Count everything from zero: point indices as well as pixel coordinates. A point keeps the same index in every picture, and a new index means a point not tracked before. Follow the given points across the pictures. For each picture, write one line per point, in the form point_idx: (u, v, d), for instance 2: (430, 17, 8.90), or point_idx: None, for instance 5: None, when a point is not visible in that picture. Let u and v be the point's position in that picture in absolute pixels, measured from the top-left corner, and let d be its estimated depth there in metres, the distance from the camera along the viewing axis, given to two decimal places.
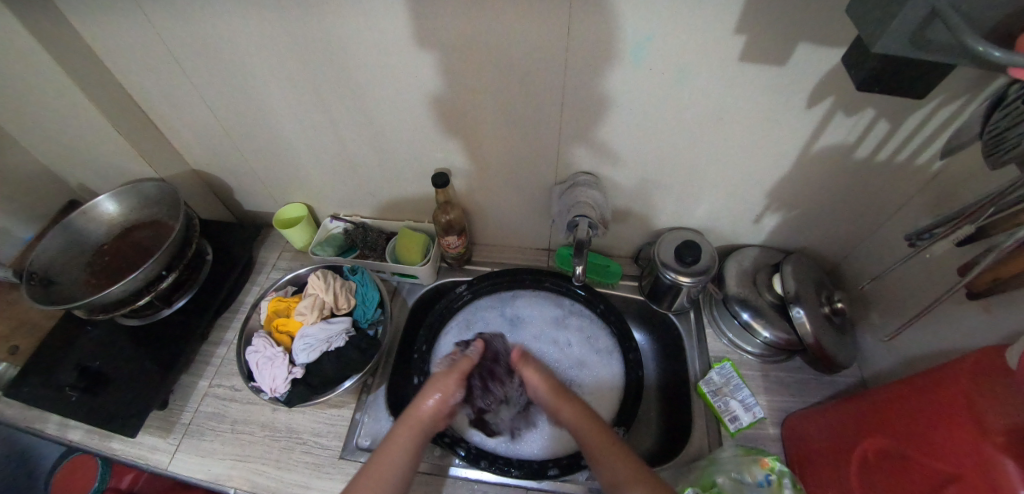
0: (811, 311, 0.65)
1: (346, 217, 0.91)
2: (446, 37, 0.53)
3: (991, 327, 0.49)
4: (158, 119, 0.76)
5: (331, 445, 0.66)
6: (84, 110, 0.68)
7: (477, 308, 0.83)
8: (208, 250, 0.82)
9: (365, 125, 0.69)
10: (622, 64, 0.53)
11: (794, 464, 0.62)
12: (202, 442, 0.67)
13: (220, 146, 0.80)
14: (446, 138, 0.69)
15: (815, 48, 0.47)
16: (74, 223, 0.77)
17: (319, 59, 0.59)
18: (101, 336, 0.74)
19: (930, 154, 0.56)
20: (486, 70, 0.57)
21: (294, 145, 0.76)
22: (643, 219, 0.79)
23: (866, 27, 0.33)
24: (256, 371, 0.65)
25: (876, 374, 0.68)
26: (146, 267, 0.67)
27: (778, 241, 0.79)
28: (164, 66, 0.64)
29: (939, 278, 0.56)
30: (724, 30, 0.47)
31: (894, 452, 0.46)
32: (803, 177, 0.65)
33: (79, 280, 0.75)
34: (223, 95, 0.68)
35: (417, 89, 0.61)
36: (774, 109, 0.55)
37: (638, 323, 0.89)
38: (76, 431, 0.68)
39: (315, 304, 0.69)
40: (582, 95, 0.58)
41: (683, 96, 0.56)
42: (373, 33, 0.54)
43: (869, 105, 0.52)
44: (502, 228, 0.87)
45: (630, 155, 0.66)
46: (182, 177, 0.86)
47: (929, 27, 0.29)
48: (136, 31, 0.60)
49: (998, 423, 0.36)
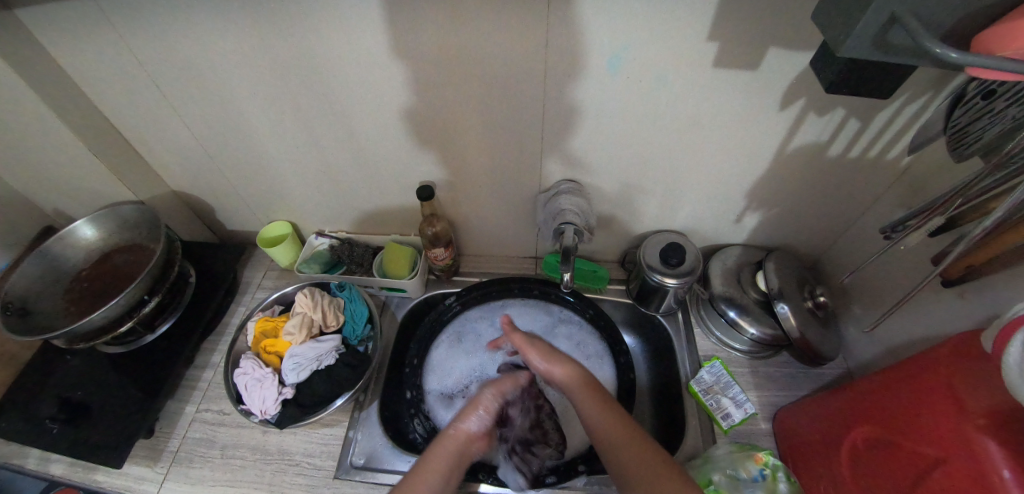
0: (794, 306, 0.66)
1: (331, 232, 0.90)
2: (425, 52, 0.54)
3: (967, 313, 0.51)
4: (137, 142, 0.75)
5: (325, 466, 0.65)
6: (60, 135, 0.67)
7: (467, 319, 0.83)
8: (191, 272, 0.81)
9: (347, 140, 0.69)
10: (600, 72, 0.54)
11: (786, 458, 0.63)
12: (191, 470, 0.66)
13: (201, 167, 0.79)
14: (430, 151, 0.69)
15: (784, 52, 0.49)
16: (50, 250, 0.75)
17: (299, 76, 0.59)
18: (83, 365, 0.72)
19: (898, 150, 0.58)
20: (467, 81, 0.57)
21: (275, 162, 0.75)
22: (628, 223, 0.80)
23: (832, 30, 0.34)
24: (244, 394, 0.64)
25: (861, 365, 0.69)
26: (128, 293, 0.65)
27: (759, 239, 0.80)
28: (142, 87, 0.64)
29: (915, 268, 0.58)
30: (697, 36, 0.48)
31: (881, 440, 0.47)
32: (781, 176, 0.66)
33: (58, 308, 0.73)
34: (202, 115, 0.68)
35: (398, 102, 0.61)
36: (749, 112, 0.57)
37: (628, 326, 0.89)
38: (59, 465, 0.66)
39: (304, 323, 0.68)
40: (563, 104, 0.59)
41: (661, 100, 0.57)
42: (353, 48, 0.54)
43: (838, 105, 0.54)
44: (488, 238, 0.87)
45: (613, 161, 0.67)
46: (163, 199, 0.84)
47: (890, 31, 0.31)
48: (111, 55, 0.59)
49: (978, 405, 0.38)
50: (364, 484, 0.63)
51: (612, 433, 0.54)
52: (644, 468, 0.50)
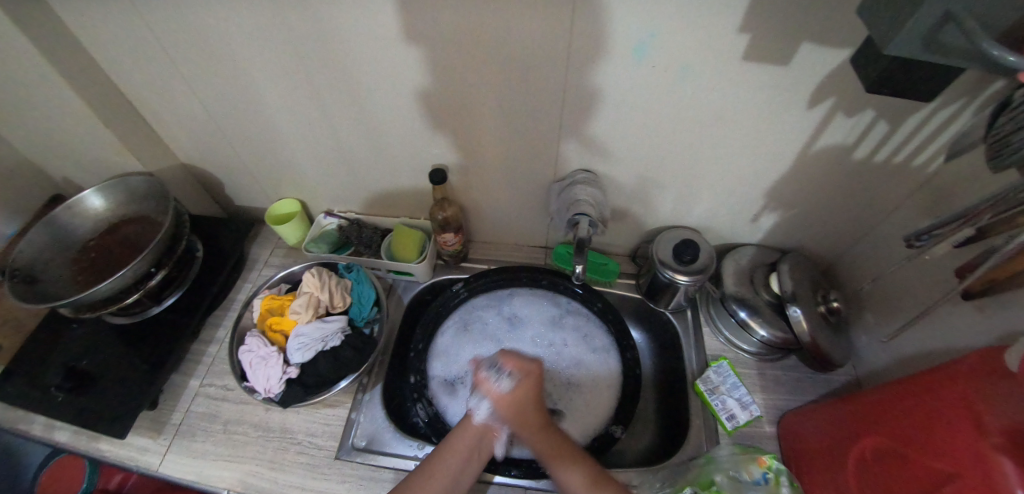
0: (807, 310, 0.65)
1: (340, 213, 0.89)
2: (444, 32, 0.52)
3: (985, 328, 0.50)
4: (146, 113, 0.74)
5: (326, 446, 0.65)
6: (69, 103, 0.66)
7: (473, 306, 0.83)
8: (198, 247, 0.81)
9: (360, 120, 0.67)
10: (624, 61, 0.52)
11: (790, 462, 0.63)
12: (194, 444, 0.66)
13: (210, 141, 0.78)
14: (444, 134, 0.68)
15: (819, 48, 0.47)
16: (58, 218, 0.75)
17: (314, 52, 0.57)
18: (89, 335, 0.72)
19: (927, 155, 0.56)
20: (486, 64, 0.55)
21: (286, 139, 0.74)
22: (641, 217, 0.79)
23: (878, 27, 0.33)
24: (249, 371, 0.64)
25: (871, 373, 0.68)
26: (135, 264, 0.65)
27: (774, 240, 0.79)
28: (153, 57, 0.62)
29: (935, 278, 0.57)
30: (729, 28, 0.46)
31: (892, 451, 0.46)
32: (802, 177, 0.64)
33: (64, 277, 0.73)
34: (213, 87, 0.66)
35: (413, 83, 0.60)
36: (776, 109, 0.55)
37: (635, 321, 0.89)
38: (63, 432, 0.67)
39: (311, 303, 0.67)
40: (583, 93, 0.57)
41: (685, 93, 0.55)
42: (370, 25, 0.52)
43: (870, 107, 0.52)
44: (498, 225, 0.86)
45: (630, 153, 0.66)
46: (171, 172, 0.83)
47: (942, 31, 0.29)
48: (123, 23, 0.58)
49: (996, 423, 0.36)
50: (365, 466, 0.63)
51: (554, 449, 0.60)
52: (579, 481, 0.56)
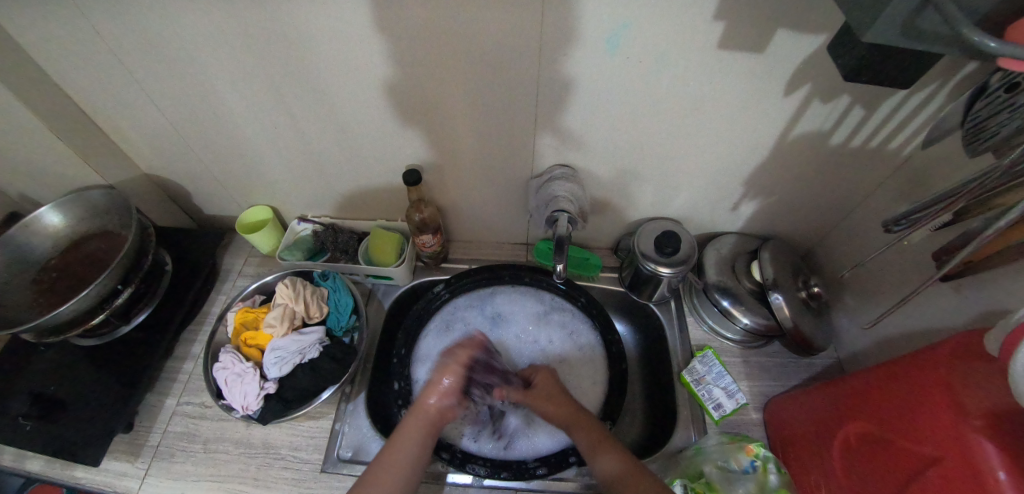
0: (788, 297, 0.65)
1: (314, 218, 0.86)
2: (408, 29, 0.50)
3: (962, 310, 0.50)
4: (101, 123, 0.70)
5: (311, 459, 0.64)
6: (15, 117, 0.62)
7: (456, 307, 0.81)
8: (167, 260, 0.77)
9: (328, 122, 0.65)
10: (596, 54, 0.50)
11: (776, 446, 0.64)
12: (173, 465, 0.64)
13: (173, 150, 0.74)
14: (416, 135, 0.65)
15: (794, 34, 0.46)
16: (13, 238, 0.71)
17: (273, 54, 0.55)
18: (56, 359, 0.69)
19: (902, 139, 0.56)
20: (455, 61, 0.53)
21: (253, 145, 0.71)
22: (622, 210, 0.77)
23: (854, 13, 0.31)
24: (225, 389, 0.62)
25: (853, 356, 0.69)
26: (97, 284, 0.62)
27: (755, 227, 0.79)
28: (102, 65, 0.59)
29: (913, 261, 0.57)
30: (702, 15, 0.45)
31: (874, 436, 0.46)
32: (781, 163, 0.64)
33: (25, 300, 0.70)
34: (169, 94, 0.63)
35: (380, 81, 0.57)
36: (753, 97, 0.54)
37: (620, 314, 0.88)
38: (35, 461, 0.64)
39: (285, 315, 0.65)
40: (556, 86, 0.56)
41: (661, 84, 0.53)
42: (330, 23, 0.50)
43: (846, 91, 0.51)
44: (478, 224, 0.85)
45: (608, 146, 0.64)
46: (134, 183, 0.80)
47: (920, 16, 0.28)
48: (64, 29, 0.54)
49: (975, 406, 0.37)
50: (352, 478, 0.62)
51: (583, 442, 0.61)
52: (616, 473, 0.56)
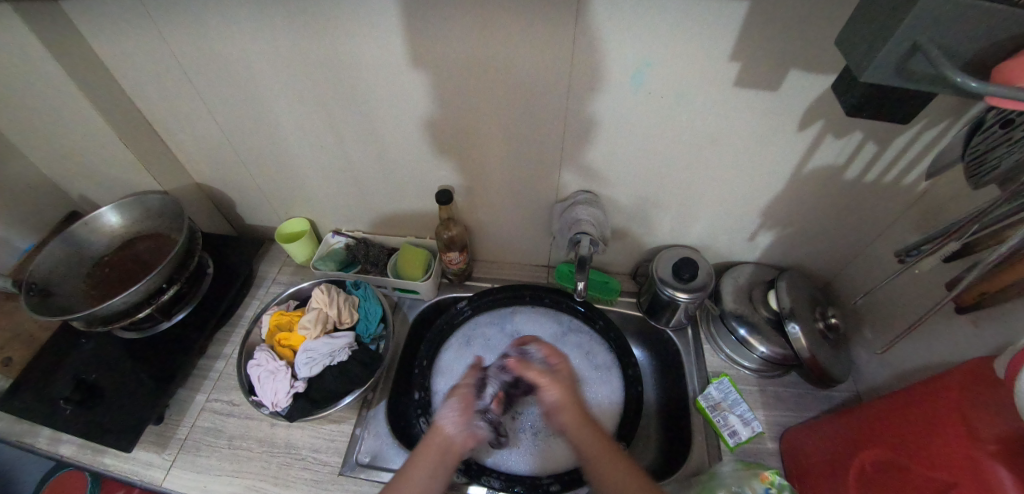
0: (805, 327, 0.66)
1: (347, 232, 0.91)
2: (452, 61, 0.56)
3: (980, 341, 0.51)
4: (166, 135, 0.77)
5: (330, 461, 0.65)
6: (95, 124, 0.70)
7: (477, 323, 0.84)
8: (209, 264, 0.83)
9: (371, 142, 0.71)
10: (622, 88, 0.56)
11: (792, 478, 0.63)
12: (198, 459, 0.66)
13: (225, 161, 0.81)
14: (450, 157, 0.71)
15: (804, 75, 0.50)
16: (76, 234, 0.78)
17: (328, 78, 0.61)
18: (98, 349, 0.73)
19: (914, 175, 0.59)
20: (492, 91, 0.59)
21: (299, 161, 0.77)
22: (642, 236, 0.81)
23: (854, 56, 0.36)
24: (257, 385, 0.65)
25: (871, 388, 0.69)
26: (148, 280, 0.66)
27: (772, 258, 0.81)
28: (177, 83, 0.66)
29: (928, 293, 0.58)
30: (720, 56, 0.50)
31: (891, 463, 0.46)
32: (796, 196, 0.67)
33: (78, 291, 0.75)
34: (231, 111, 0.70)
35: (423, 106, 0.63)
36: (768, 132, 0.58)
37: (637, 339, 0.89)
38: (68, 446, 0.67)
39: (319, 318, 0.69)
40: (583, 117, 0.61)
41: (681, 116, 0.58)
42: (384, 54, 0.56)
43: (856, 129, 0.55)
44: (502, 244, 0.88)
45: (630, 174, 0.68)
46: (186, 191, 0.86)
47: (910, 60, 0.32)
48: (153, 52, 0.62)
49: (990, 432, 0.38)
50: (368, 482, 0.63)
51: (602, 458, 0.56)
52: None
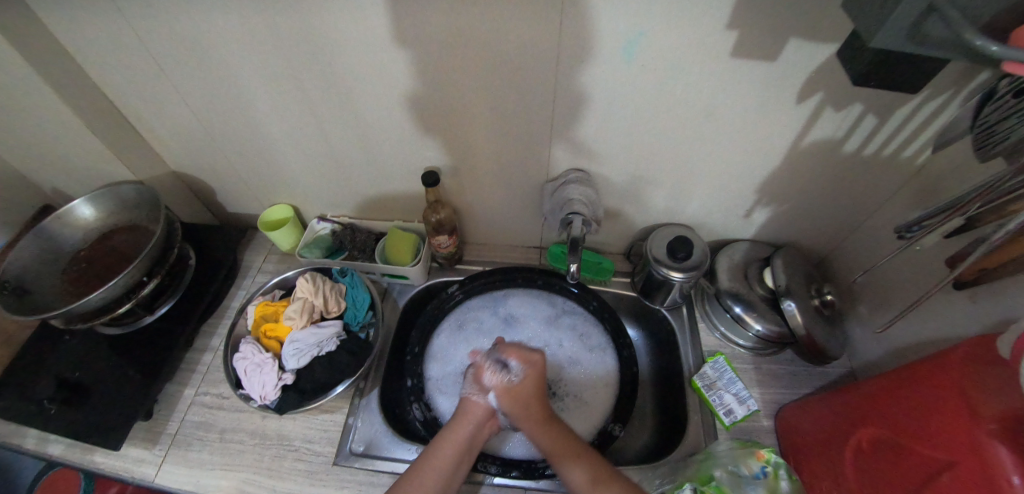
0: (801, 303, 0.65)
1: (333, 217, 0.88)
2: (432, 35, 0.52)
3: (978, 317, 0.50)
4: (135, 122, 0.73)
5: (324, 452, 0.65)
6: (56, 113, 0.66)
7: (469, 308, 0.82)
8: (191, 255, 0.80)
9: (351, 124, 0.67)
10: (612, 60, 0.52)
11: (788, 455, 0.63)
12: (189, 453, 0.66)
13: (200, 148, 0.77)
14: (435, 138, 0.68)
15: (805, 44, 0.47)
16: (48, 229, 0.74)
17: (300, 57, 0.57)
18: (81, 346, 0.72)
19: (915, 148, 0.57)
20: (476, 67, 0.55)
21: (277, 146, 0.74)
22: (636, 215, 0.79)
23: (863, 21, 0.33)
24: (244, 378, 0.64)
25: (866, 364, 0.69)
26: (126, 274, 0.64)
27: (768, 234, 0.79)
28: (139, 66, 0.62)
29: (927, 269, 0.57)
30: (717, 24, 0.46)
31: (888, 441, 0.46)
32: (794, 171, 0.65)
33: (55, 288, 0.72)
34: (201, 96, 0.66)
35: (403, 85, 0.59)
36: (766, 105, 0.55)
37: (632, 319, 0.89)
38: (56, 446, 0.66)
39: (305, 308, 0.67)
40: (572, 93, 0.57)
41: (675, 90, 0.55)
42: (358, 30, 0.52)
43: (857, 101, 0.53)
44: (493, 227, 0.86)
45: (623, 152, 0.66)
46: (161, 180, 0.83)
47: (924, 24, 0.29)
48: (109, 33, 0.57)
49: (990, 409, 0.37)
50: (363, 471, 0.63)
51: (555, 442, 0.60)
52: (580, 473, 0.56)
